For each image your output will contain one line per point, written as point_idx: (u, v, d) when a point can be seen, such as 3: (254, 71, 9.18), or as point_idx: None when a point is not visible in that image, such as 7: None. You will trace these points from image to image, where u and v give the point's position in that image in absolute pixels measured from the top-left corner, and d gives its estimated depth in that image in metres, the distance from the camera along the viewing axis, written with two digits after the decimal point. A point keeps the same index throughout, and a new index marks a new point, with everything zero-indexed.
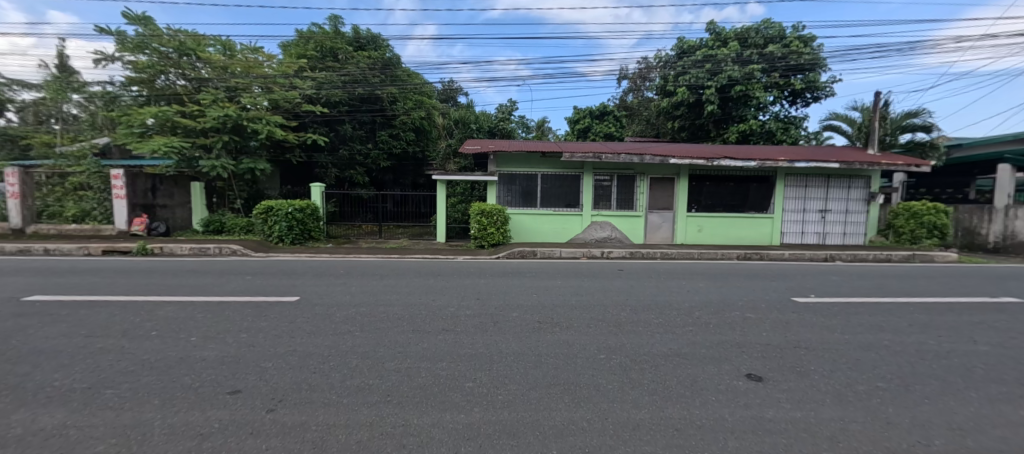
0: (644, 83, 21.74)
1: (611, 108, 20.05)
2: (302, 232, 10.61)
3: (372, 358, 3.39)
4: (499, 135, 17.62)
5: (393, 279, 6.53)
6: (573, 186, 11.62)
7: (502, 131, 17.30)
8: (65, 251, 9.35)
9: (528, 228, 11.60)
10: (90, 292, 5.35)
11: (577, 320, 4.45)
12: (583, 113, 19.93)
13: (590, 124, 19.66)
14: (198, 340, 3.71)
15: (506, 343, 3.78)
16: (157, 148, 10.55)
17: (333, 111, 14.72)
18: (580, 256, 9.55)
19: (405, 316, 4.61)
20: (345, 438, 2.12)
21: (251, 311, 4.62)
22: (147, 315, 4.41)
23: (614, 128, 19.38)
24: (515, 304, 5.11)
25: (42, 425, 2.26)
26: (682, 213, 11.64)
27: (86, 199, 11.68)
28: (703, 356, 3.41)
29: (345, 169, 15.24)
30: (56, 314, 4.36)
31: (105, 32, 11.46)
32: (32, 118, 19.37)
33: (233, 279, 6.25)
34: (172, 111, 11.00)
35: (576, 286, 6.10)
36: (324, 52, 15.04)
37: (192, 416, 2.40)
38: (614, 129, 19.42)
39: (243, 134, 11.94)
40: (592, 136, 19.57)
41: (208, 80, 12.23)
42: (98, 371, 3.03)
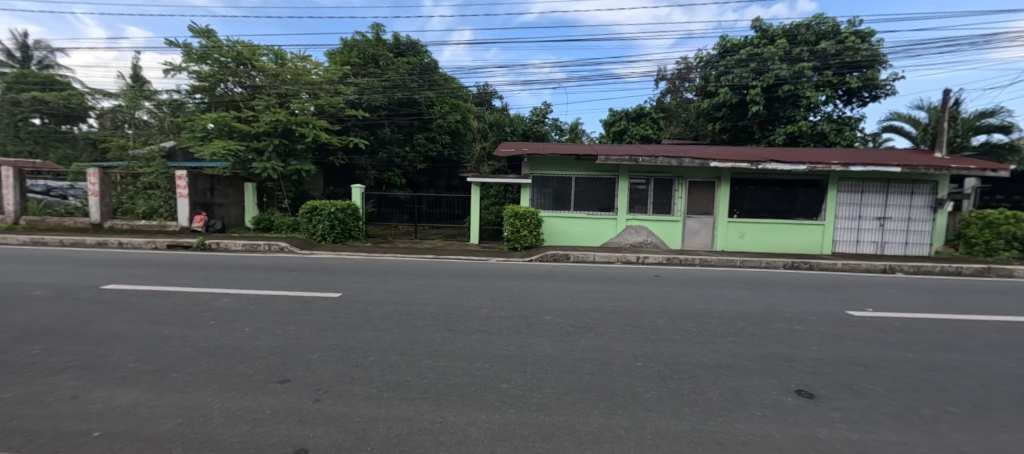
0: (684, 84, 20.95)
1: (647, 109, 19.62)
2: (342, 231, 11.06)
3: (410, 355, 3.48)
4: (533, 138, 17.98)
5: (429, 279, 6.68)
6: (607, 189, 11.44)
7: (536, 134, 17.92)
8: (135, 245, 10.26)
9: (560, 231, 11.52)
10: (157, 282, 5.83)
11: (612, 325, 4.37)
12: (618, 115, 19.65)
13: (626, 126, 19.37)
14: (249, 331, 3.96)
15: (539, 346, 3.76)
16: (216, 151, 11.34)
17: (373, 115, 15.28)
18: (614, 261, 9.37)
19: (440, 315, 4.71)
20: (384, 432, 2.21)
21: (298, 306, 4.87)
22: (207, 305, 4.76)
23: (651, 130, 19.02)
24: (549, 308, 5.08)
25: (119, 402, 2.52)
26: (723, 219, 11.12)
27: (154, 197, 12.56)
28: (747, 369, 3.25)
29: (383, 171, 15.75)
30: (128, 302, 4.79)
31: (173, 45, 12.43)
32: (109, 124, 21.48)
33: (281, 275, 6.62)
34: (230, 117, 11.84)
35: (610, 291, 6.00)
36: (366, 59, 15.64)
37: (247, 401, 2.57)
38: (651, 132, 19.07)
39: (291, 137, 12.54)
40: (628, 138, 19.28)
41: (261, 88, 13.00)
42: (165, 355, 3.31)
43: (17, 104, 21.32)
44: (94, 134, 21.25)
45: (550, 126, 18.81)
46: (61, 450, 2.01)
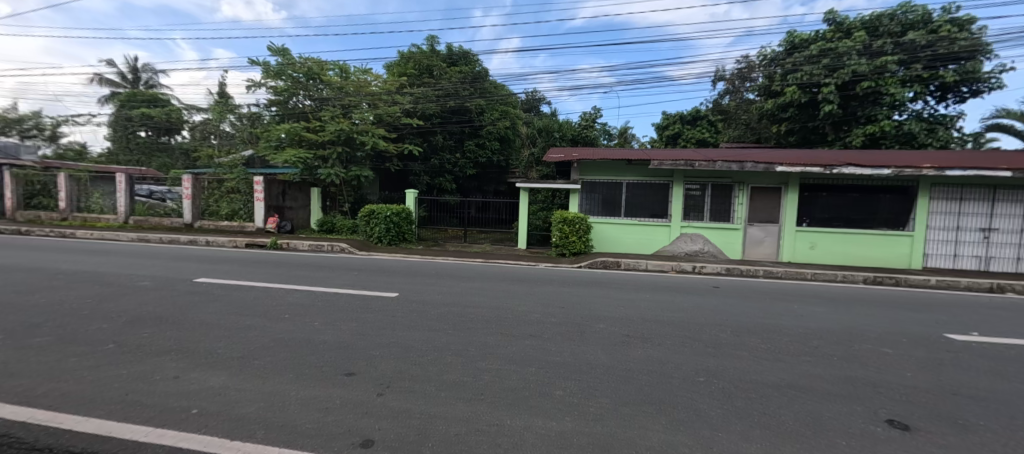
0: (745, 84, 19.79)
1: (703, 111, 18.77)
2: (396, 233, 11.59)
3: (465, 357, 3.55)
4: (581, 143, 17.83)
5: (480, 282, 6.81)
6: (660, 195, 11.06)
7: (586, 139, 17.58)
8: (219, 244, 11.42)
9: (609, 237, 11.28)
10: (239, 277, 6.44)
11: (670, 337, 4.19)
12: (672, 118, 18.97)
13: (680, 130, 18.65)
14: (317, 325, 4.25)
15: (593, 354, 3.69)
16: (288, 159, 12.39)
17: (427, 123, 15.94)
18: (668, 269, 9.01)
19: (493, 318, 4.76)
20: (444, 430, 2.27)
21: (359, 304, 5.16)
22: (281, 300, 5.18)
23: (707, 134, 18.19)
24: (602, 316, 4.97)
25: (212, 384, 2.81)
26: (790, 228, 10.33)
27: (236, 201, 13.83)
28: (825, 392, 2.96)
29: (435, 176, 16.39)
30: (216, 294, 5.33)
31: (255, 63, 13.74)
32: (199, 135, 24.15)
33: (344, 274, 7.05)
34: (300, 127, 12.87)
35: (666, 301, 5.76)
36: (421, 70, 16.37)
37: (317, 391, 2.75)
38: (707, 135, 18.21)
39: (353, 145, 13.42)
40: (682, 143, 18.56)
41: (328, 100, 14.02)
42: (248, 343, 3.64)
43: (129, 118, 24.70)
44: (188, 144, 24.07)
45: (599, 130, 18.56)
46: (167, 423, 2.27)
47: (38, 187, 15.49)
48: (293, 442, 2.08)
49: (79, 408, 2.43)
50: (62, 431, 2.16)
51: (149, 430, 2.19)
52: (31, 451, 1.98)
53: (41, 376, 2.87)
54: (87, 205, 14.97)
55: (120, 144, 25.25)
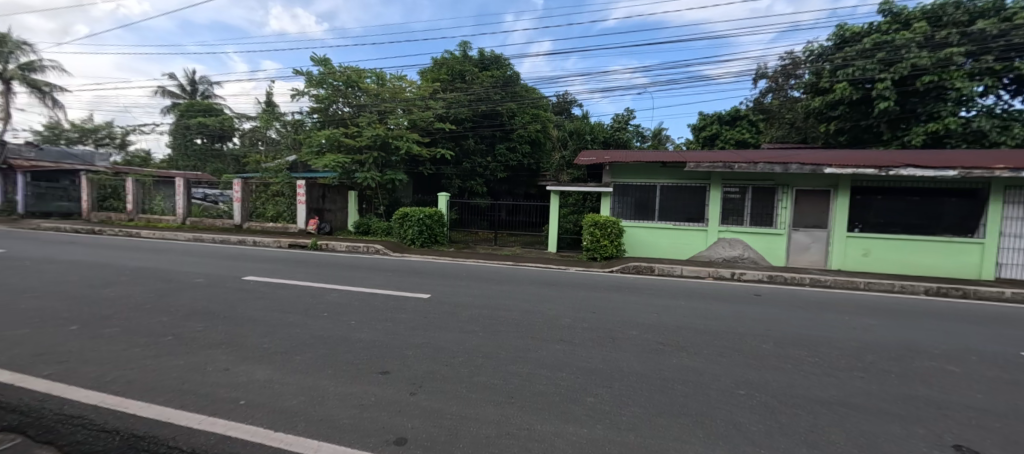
0: (789, 82, 18.79)
1: (743, 111, 18.03)
2: (429, 236, 11.85)
3: (495, 359, 3.57)
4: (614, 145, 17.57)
5: (510, 285, 6.84)
6: (696, 198, 10.70)
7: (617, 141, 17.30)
8: (265, 244, 12.10)
9: (642, 242, 11.02)
10: (283, 276, 6.81)
11: (706, 346, 4.03)
12: (710, 119, 18.34)
13: (718, 131, 17.98)
14: (354, 324, 4.41)
15: (626, 362, 3.61)
16: (328, 163, 12.98)
17: (460, 127, 16.26)
18: (704, 275, 8.68)
19: (523, 321, 4.77)
20: (475, 431, 2.29)
21: (393, 304, 5.31)
22: (321, 299, 5.43)
23: (748, 135, 17.45)
24: (635, 322, 4.86)
25: (258, 377, 2.98)
26: (840, 234, 9.69)
27: (280, 203, 14.62)
28: (881, 412, 2.74)
29: (467, 179, 16.67)
30: (263, 292, 5.66)
31: (299, 73, 14.52)
32: (248, 142, 25.75)
33: (380, 275, 7.29)
34: (339, 133, 13.44)
35: (703, 309, 5.55)
36: (454, 75, 16.70)
37: (354, 388, 2.85)
38: (748, 136, 17.47)
39: (388, 150, 13.88)
40: (720, 144, 17.89)
41: (365, 106, 14.58)
42: (291, 339, 3.84)
43: (187, 127, 26.77)
44: (238, 151, 25.74)
45: (632, 132, 18.20)
46: (218, 412, 2.43)
47: (110, 190, 17.08)
48: (331, 436, 2.17)
49: (142, 394, 2.65)
50: (127, 415, 2.36)
51: (202, 418, 2.35)
52: (102, 432, 2.18)
53: (111, 364, 3.16)
54: (150, 207, 16.31)
55: (180, 151, 27.37)
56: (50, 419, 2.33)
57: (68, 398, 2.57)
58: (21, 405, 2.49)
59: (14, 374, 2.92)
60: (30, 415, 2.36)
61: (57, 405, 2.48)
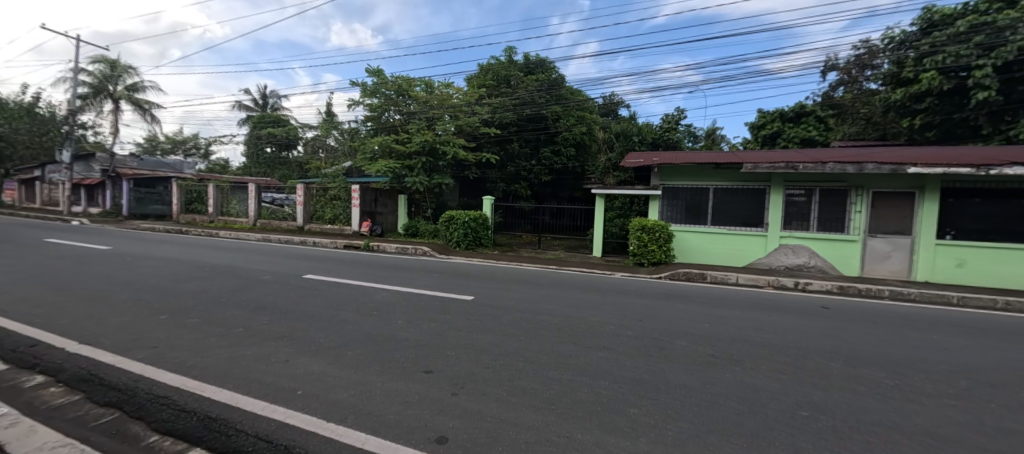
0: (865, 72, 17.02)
1: (810, 107, 16.62)
2: (473, 238, 12.09)
3: (536, 364, 3.55)
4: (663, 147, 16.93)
5: (554, 289, 6.80)
6: (754, 201, 10.00)
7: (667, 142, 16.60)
8: (323, 244, 13.01)
9: (693, 247, 10.48)
10: (339, 276, 7.26)
11: (764, 361, 3.73)
12: (771, 116, 17.10)
13: (780, 128, 16.70)
14: (402, 324, 4.59)
15: (673, 374, 3.44)
16: (380, 169, 13.71)
17: (505, 131, 16.51)
18: (763, 284, 8.07)
19: (566, 327, 4.70)
20: (514, 436, 2.28)
21: (439, 305, 5.47)
22: (372, 298, 5.72)
23: (815, 132, 16.07)
24: (685, 332, 4.62)
25: (314, 369, 3.19)
26: (928, 242, 8.58)
27: (336, 207, 15.63)
28: (981, 446, 2.37)
29: (511, 183, 16.87)
30: (321, 290, 6.08)
31: (355, 84, 15.50)
32: (310, 149, 27.84)
33: (427, 276, 7.57)
34: (391, 140, 14.14)
35: (761, 320, 5.15)
36: (499, 80, 16.93)
37: (400, 385, 2.97)
38: (815, 133, 16.08)
39: (435, 155, 14.42)
40: (782, 142, 16.59)
41: (415, 113, 15.22)
42: (344, 336, 4.08)
43: (258, 137, 29.54)
44: (301, 158, 27.91)
45: (682, 132, 17.41)
46: (278, 400, 2.64)
47: (195, 195, 19.23)
48: (377, 431, 2.27)
49: (215, 380, 2.94)
50: (203, 398, 2.64)
51: (265, 404, 2.56)
52: (182, 412, 2.46)
53: (192, 350, 3.55)
54: (227, 210, 18.15)
55: (253, 159, 30.26)
56: (141, 397, 2.66)
57: (156, 380, 2.92)
58: (121, 383, 2.87)
59: (116, 356, 3.38)
60: (126, 393, 2.72)
61: (148, 386, 2.83)
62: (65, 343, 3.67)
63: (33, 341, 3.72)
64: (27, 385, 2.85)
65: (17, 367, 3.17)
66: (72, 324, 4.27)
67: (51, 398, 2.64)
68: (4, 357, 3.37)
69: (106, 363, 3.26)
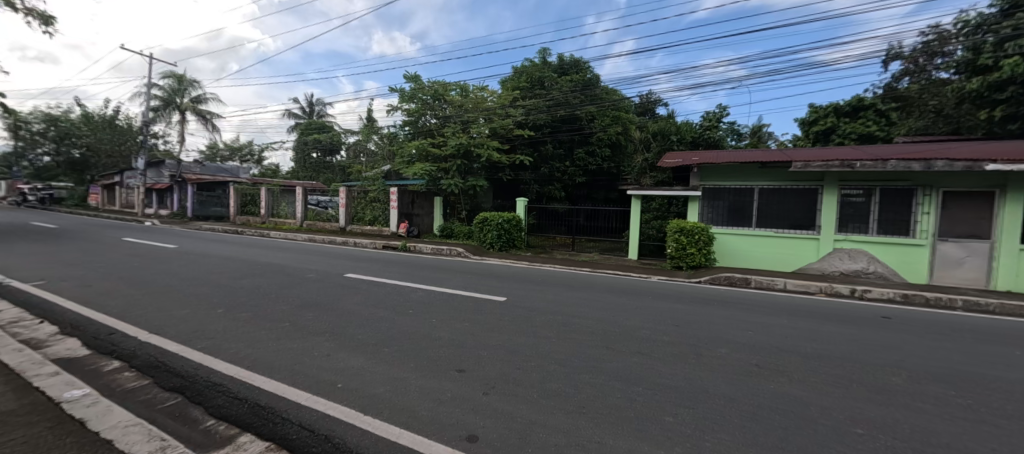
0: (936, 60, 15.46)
1: (869, 100, 15.32)
2: (507, 240, 12.21)
3: (567, 367, 3.55)
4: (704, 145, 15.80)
5: (586, 292, 6.74)
6: (804, 203, 9.37)
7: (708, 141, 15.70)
8: (363, 245, 13.64)
9: (736, 250, 9.98)
10: (378, 275, 7.61)
11: (813, 374, 3.50)
12: (824, 110, 15.97)
13: (835, 124, 15.53)
14: (435, 323, 4.75)
15: (711, 382, 3.31)
16: (417, 172, 14.18)
17: (538, 133, 16.56)
18: (815, 291, 7.52)
19: (598, 330, 4.66)
20: (544, 438, 2.31)
21: (472, 305, 5.60)
22: (409, 297, 5.95)
23: (875, 127, 14.80)
24: (724, 340, 4.42)
25: (353, 364, 3.38)
26: (1010, 246, 7.65)
27: (375, 209, 16.33)
28: None
29: (544, 185, 16.88)
30: (361, 289, 6.40)
31: (394, 90, 16.14)
32: (352, 154, 29.27)
33: (461, 277, 7.74)
34: (427, 143, 14.59)
35: (811, 330, 4.83)
36: (533, 81, 16.96)
37: (434, 383, 3.08)
38: (875, 128, 14.71)
39: (470, 158, 14.73)
40: (837, 138, 15.36)
41: (450, 117, 15.61)
42: (382, 333, 4.28)
43: (306, 143, 31.49)
44: (344, 162, 29.40)
45: (725, 130, 16.61)
46: (320, 392, 2.83)
47: (249, 198, 20.79)
48: (411, 426, 2.37)
49: (266, 370, 3.20)
50: (255, 387, 2.88)
51: (307, 395, 2.76)
52: (235, 400, 2.70)
53: (246, 343, 3.87)
54: (277, 212, 19.48)
55: (301, 164, 32.29)
56: (201, 384, 2.95)
57: (214, 369, 3.22)
58: (184, 371, 3.20)
59: (180, 346, 3.76)
60: (188, 380, 3.02)
61: (207, 374, 3.13)
62: (137, 333, 4.13)
63: (112, 330, 4.21)
64: (106, 369, 3.24)
65: (99, 352, 3.61)
66: (144, 315, 4.79)
67: (126, 382, 2.99)
68: (89, 343, 3.84)
69: (171, 351, 3.63)
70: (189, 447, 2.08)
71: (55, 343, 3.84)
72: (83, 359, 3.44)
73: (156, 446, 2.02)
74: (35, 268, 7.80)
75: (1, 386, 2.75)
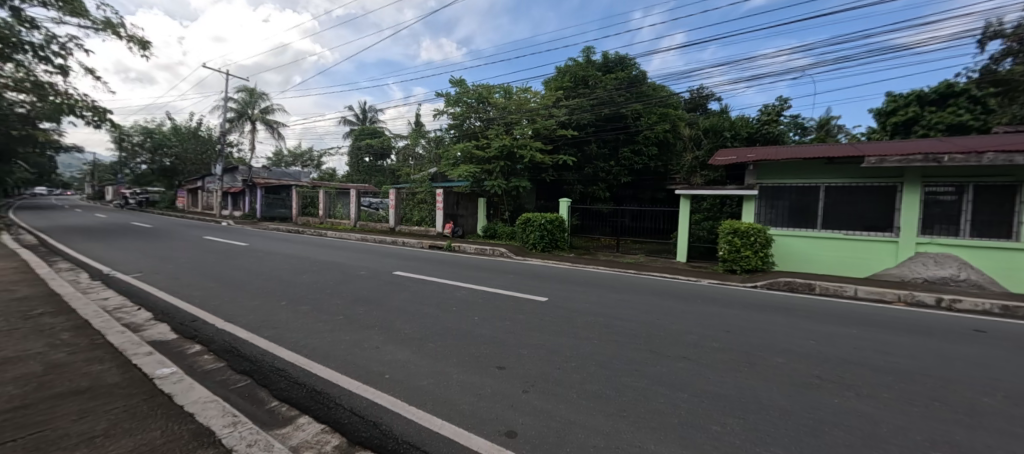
0: None
1: (964, 85, 13.40)
2: (550, 241, 12.22)
3: (609, 369, 3.52)
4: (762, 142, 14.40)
5: (629, 294, 6.58)
6: (880, 202, 8.46)
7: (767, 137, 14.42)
8: (411, 244, 14.33)
9: (797, 253, 9.23)
10: (425, 273, 7.98)
11: (885, 391, 3.18)
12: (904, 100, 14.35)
13: (918, 113, 13.79)
14: (478, 320, 4.91)
15: (765, 393, 3.13)
16: (462, 173, 14.59)
17: (582, 133, 16.45)
18: (892, 300, 6.75)
19: (641, 334, 4.56)
20: (583, 439, 2.33)
21: (513, 304, 5.71)
22: (453, 295, 6.19)
23: (970, 115, 12.90)
24: (782, 349, 4.13)
25: (400, 357, 3.61)
26: None
27: (422, 210, 17.06)
28: None
29: (588, 185, 16.71)
30: (409, 286, 6.75)
31: (441, 95, 16.78)
32: (401, 157, 30.73)
33: (503, 276, 7.89)
34: (471, 146, 14.99)
35: (886, 342, 4.37)
36: (576, 81, 16.77)
37: (475, 378, 3.21)
38: (969, 117, 12.85)
39: (514, 159, 14.96)
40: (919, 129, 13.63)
41: (494, 119, 15.88)
42: (427, 328, 4.51)
43: (359, 148, 33.62)
44: (394, 165, 30.95)
45: (786, 124, 15.36)
46: (369, 382, 3.06)
47: (309, 200, 22.61)
48: (453, 418, 2.50)
49: (321, 359, 3.52)
50: (312, 374, 3.19)
51: (358, 384, 3.00)
52: (294, 384, 3.01)
53: (305, 333, 4.27)
54: (334, 213, 21.00)
55: (355, 167, 34.50)
56: (267, 369, 3.31)
57: (278, 355, 3.60)
58: (253, 356, 3.61)
59: (249, 334, 4.23)
60: (257, 364, 3.41)
61: (272, 360, 3.51)
62: (215, 321, 4.70)
63: (194, 318, 4.83)
64: (190, 352, 3.74)
65: (185, 337, 4.17)
66: (221, 305, 5.43)
67: (205, 363, 3.44)
68: (176, 329, 4.44)
69: (241, 338, 4.10)
70: (256, 424, 2.37)
71: (150, 327, 4.48)
72: (172, 342, 3.98)
73: (230, 421, 2.32)
74: (137, 262, 9.06)
75: (110, 361, 3.29)
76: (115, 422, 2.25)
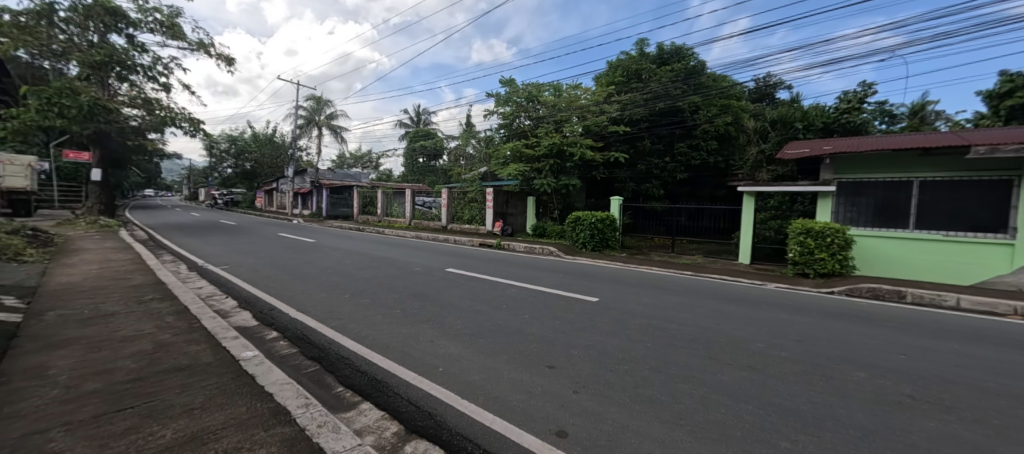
0: None
1: None
2: (600, 240, 12.03)
3: (664, 375, 3.46)
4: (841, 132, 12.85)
5: (684, 297, 6.33)
6: (993, 198, 7.25)
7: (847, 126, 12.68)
8: (462, 242, 14.89)
9: (883, 256, 8.24)
10: (477, 271, 8.30)
11: (995, 417, 2.77)
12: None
13: None
14: (528, 319, 5.04)
15: (842, 410, 2.89)
16: (512, 173, 14.80)
17: (634, 129, 16.02)
18: (1007, 312, 5.74)
19: (698, 339, 4.39)
20: (636, 444, 2.35)
21: (563, 304, 5.76)
22: (504, 293, 6.38)
23: None
24: (863, 363, 3.75)
25: (453, 352, 3.84)
26: None
27: (473, 209, 17.60)
28: None
29: (641, 182, 16.17)
30: (461, 283, 7.07)
31: (491, 95, 17.14)
32: (452, 158, 31.86)
33: (552, 275, 7.96)
34: (520, 145, 15.12)
35: (996, 361, 3.79)
36: (630, 75, 16.22)
37: (526, 376, 3.33)
38: None
39: (563, 157, 14.93)
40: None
41: (543, 117, 15.87)
42: (479, 325, 4.72)
43: (414, 150, 35.43)
44: (445, 165, 32.19)
45: (872, 111, 13.61)
46: (424, 374, 3.31)
47: (368, 200, 24.31)
48: (505, 415, 2.64)
49: (382, 351, 3.85)
50: (374, 363, 3.51)
51: (413, 376, 3.27)
52: (357, 372, 3.36)
53: (366, 325, 4.69)
54: (390, 211, 22.37)
55: (410, 168, 36.43)
56: (334, 357, 3.71)
57: (342, 345, 4.01)
58: (322, 344, 4.06)
59: (318, 324, 4.74)
60: (325, 352, 3.83)
61: (338, 349, 3.92)
62: (289, 311, 5.32)
63: (271, 307, 5.51)
64: (267, 337, 4.29)
65: (264, 324, 4.78)
66: (295, 297, 6.10)
67: (281, 349, 3.93)
68: (257, 317, 5.09)
69: (310, 327, 4.61)
70: (325, 407, 2.69)
71: (235, 314, 5.19)
72: (254, 329, 4.59)
73: (303, 402, 2.67)
74: (227, 256, 10.39)
75: (205, 343, 3.90)
76: (208, 397, 2.69)
